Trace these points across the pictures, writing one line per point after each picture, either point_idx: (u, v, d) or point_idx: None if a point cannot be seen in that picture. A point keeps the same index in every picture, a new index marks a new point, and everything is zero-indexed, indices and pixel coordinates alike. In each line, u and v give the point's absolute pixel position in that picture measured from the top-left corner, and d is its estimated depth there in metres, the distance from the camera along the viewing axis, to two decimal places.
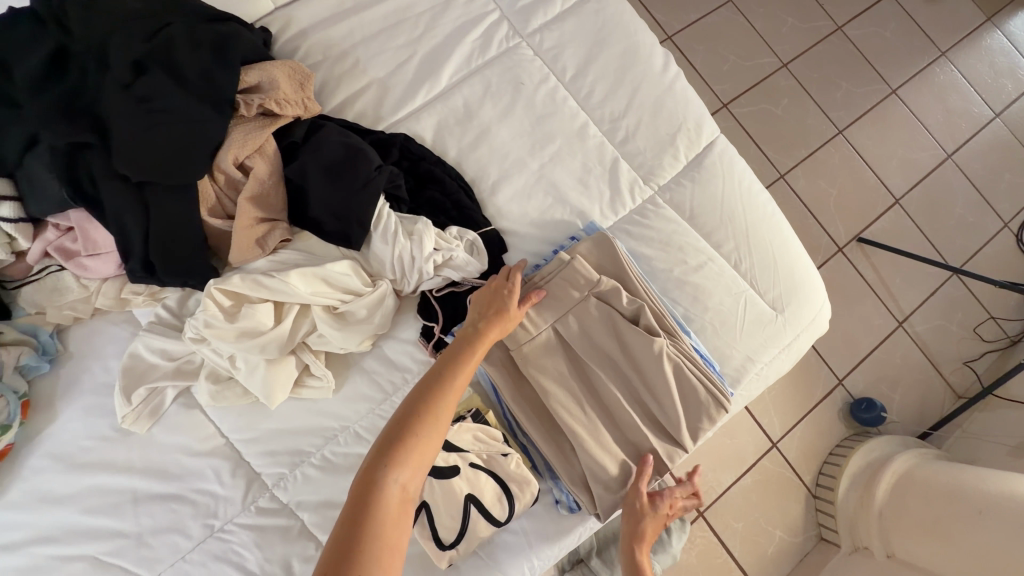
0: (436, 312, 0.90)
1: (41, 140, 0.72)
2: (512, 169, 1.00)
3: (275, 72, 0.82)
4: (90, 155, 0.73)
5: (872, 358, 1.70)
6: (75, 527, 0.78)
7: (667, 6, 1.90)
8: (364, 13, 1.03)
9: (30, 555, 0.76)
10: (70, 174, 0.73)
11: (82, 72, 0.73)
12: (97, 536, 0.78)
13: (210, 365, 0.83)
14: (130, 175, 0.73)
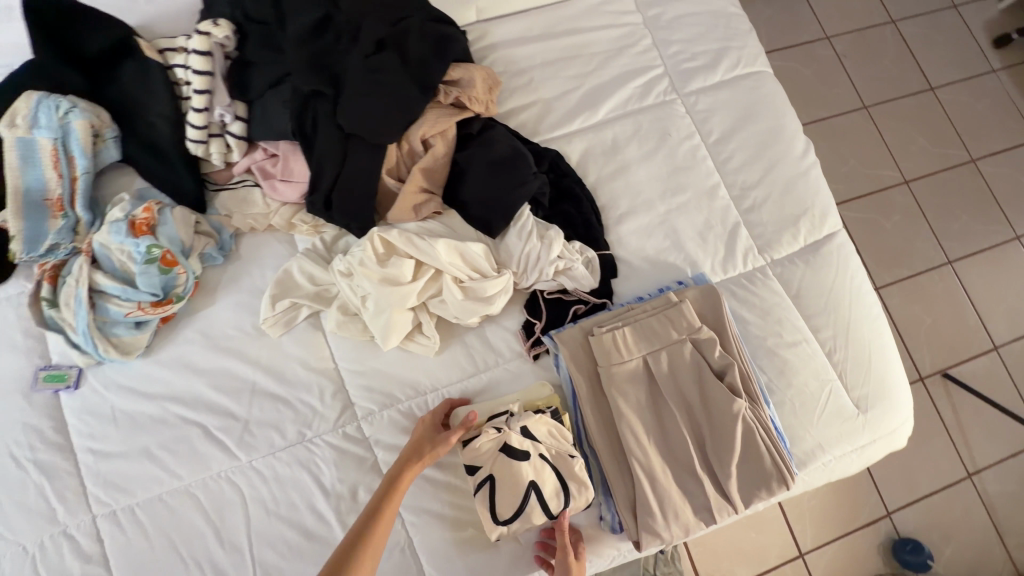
0: (541, 311, 0.99)
1: (288, 82, 0.88)
2: (640, 206, 1.08)
3: (476, 73, 0.95)
4: (318, 103, 0.88)
5: (929, 500, 1.61)
6: (200, 398, 0.90)
7: (799, 99, 1.96)
8: (549, 42, 1.16)
9: (159, 408, 0.89)
10: (300, 114, 0.88)
11: (335, 38, 0.89)
12: (214, 410, 0.90)
13: (344, 298, 0.95)
14: (344, 126, 0.87)
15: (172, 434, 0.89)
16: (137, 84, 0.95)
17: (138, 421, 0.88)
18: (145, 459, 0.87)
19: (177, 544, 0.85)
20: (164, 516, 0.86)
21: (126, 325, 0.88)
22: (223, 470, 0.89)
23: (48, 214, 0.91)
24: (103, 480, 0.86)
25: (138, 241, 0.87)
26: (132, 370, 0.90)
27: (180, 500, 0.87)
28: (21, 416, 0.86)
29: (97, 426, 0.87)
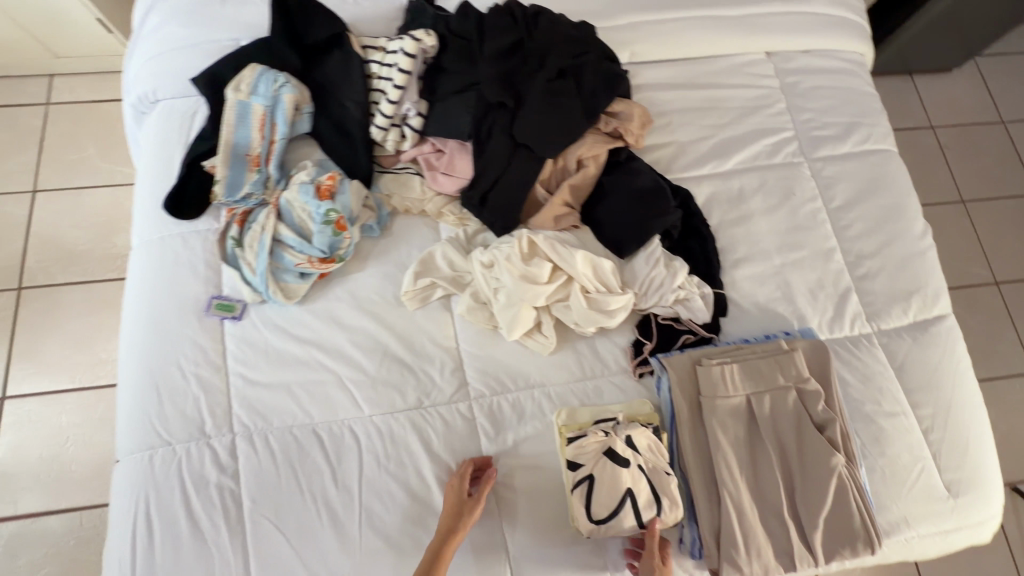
0: (652, 334, 1.05)
1: (475, 92, 1.01)
2: (758, 255, 1.13)
3: (635, 109, 1.04)
4: (497, 114, 1.00)
5: None
6: (339, 350, 1.01)
7: None
8: (691, 91, 1.25)
9: (305, 351, 1.00)
10: (480, 120, 1.00)
11: (523, 60, 1.01)
12: (349, 363, 1.00)
13: (477, 287, 1.05)
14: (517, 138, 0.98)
15: (311, 377, 0.99)
16: (338, 71, 1.10)
17: (286, 359, 0.99)
18: (285, 393, 0.98)
19: (299, 476, 0.94)
20: (292, 448, 0.95)
21: (294, 273, 1.00)
22: (347, 418, 0.98)
23: (247, 166, 1.04)
24: (248, 404, 0.97)
25: (320, 204, 1.00)
26: (288, 313, 1.01)
27: (307, 436, 0.96)
28: (192, 334, 0.99)
29: (251, 356, 0.99)
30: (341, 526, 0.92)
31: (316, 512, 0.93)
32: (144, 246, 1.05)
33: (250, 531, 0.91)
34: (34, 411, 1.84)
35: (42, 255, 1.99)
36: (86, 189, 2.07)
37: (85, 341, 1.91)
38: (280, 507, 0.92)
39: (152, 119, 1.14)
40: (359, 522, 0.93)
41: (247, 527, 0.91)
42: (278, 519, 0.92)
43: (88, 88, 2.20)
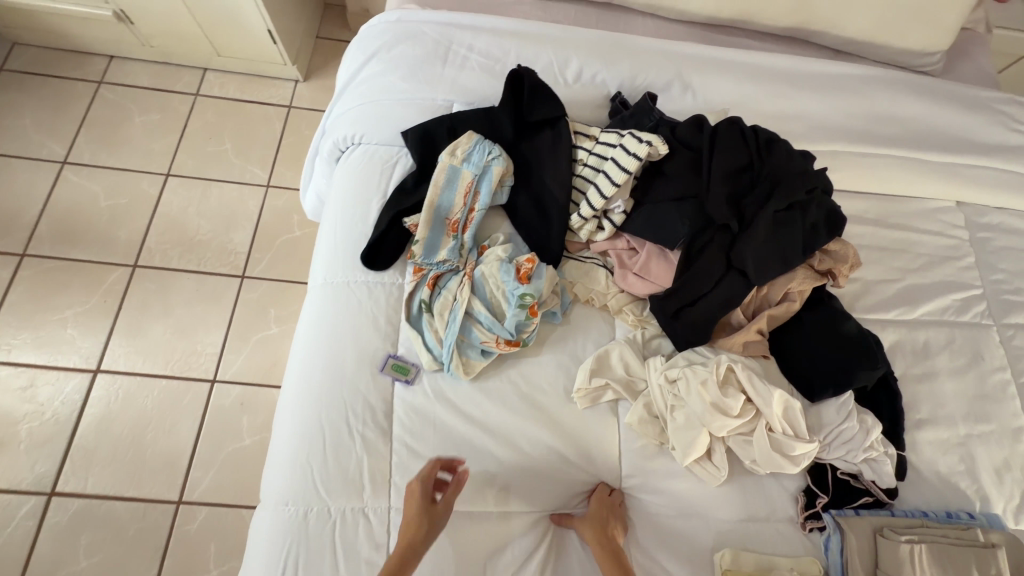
0: (828, 487, 0.98)
1: (695, 206, 1.00)
2: (942, 419, 1.07)
3: (851, 251, 1.00)
4: (715, 233, 0.99)
5: None
6: (505, 436, 0.98)
7: None
8: (882, 229, 1.22)
9: (471, 431, 0.97)
10: (695, 235, 0.99)
11: (748, 185, 1.00)
12: (514, 454, 0.97)
13: (651, 398, 1.00)
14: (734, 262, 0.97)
15: (473, 460, 0.95)
16: (547, 151, 1.10)
17: (451, 434, 0.96)
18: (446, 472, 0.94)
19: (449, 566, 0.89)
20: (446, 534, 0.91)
21: (476, 350, 0.99)
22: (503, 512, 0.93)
23: (445, 230, 1.04)
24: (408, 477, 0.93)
25: (517, 286, 0.97)
26: (461, 388, 0.99)
27: (461, 523, 0.92)
28: (364, 390, 0.97)
29: (419, 426, 0.96)
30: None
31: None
32: (327, 287, 1.05)
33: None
34: (123, 390, 1.85)
35: (163, 237, 2.05)
36: (216, 182, 2.15)
37: (185, 329, 1.94)
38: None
39: (353, 161, 1.16)
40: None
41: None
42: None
43: (237, 87, 2.31)
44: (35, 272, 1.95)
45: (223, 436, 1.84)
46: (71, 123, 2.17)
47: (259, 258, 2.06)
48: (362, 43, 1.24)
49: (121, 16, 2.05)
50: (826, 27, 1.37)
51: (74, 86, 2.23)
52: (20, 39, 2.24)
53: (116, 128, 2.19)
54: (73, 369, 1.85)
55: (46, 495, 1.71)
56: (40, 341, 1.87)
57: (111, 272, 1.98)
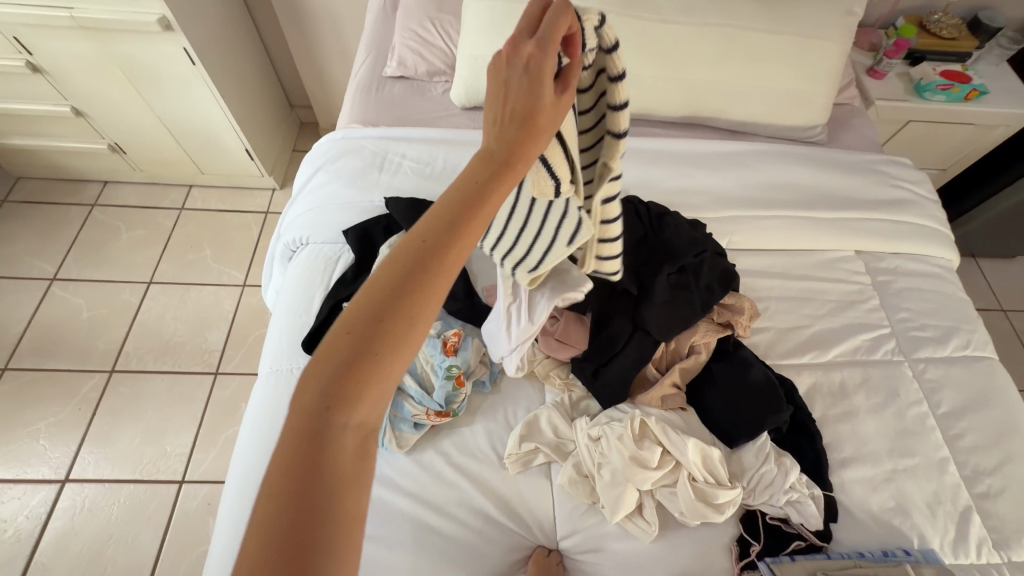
0: (760, 534, 1.00)
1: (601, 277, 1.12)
2: (867, 457, 1.11)
3: (746, 302, 1.11)
4: (621, 299, 1.10)
5: None
6: (442, 504, 1.01)
7: None
8: (787, 281, 1.33)
9: (408, 505, 1.00)
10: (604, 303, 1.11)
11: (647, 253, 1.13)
12: (449, 523, 0.99)
13: (580, 459, 1.04)
14: (641, 322, 1.05)
15: (410, 535, 0.97)
16: None
17: (389, 510, 0.99)
18: (385, 548, 0.95)
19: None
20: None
21: (409, 423, 1.04)
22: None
23: None
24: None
25: (445, 358, 1.05)
26: (399, 461, 1.04)
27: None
28: None
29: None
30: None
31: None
32: (273, 374, 1.14)
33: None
34: (89, 499, 1.84)
35: (141, 343, 2.14)
36: (195, 286, 2.29)
37: (157, 431, 1.97)
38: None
39: (301, 260, 1.30)
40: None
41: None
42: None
43: (219, 199, 2.54)
44: (13, 387, 2.01)
45: (188, 541, 1.80)
46: (63, 243, 2.36)
47: (233, 354, 2.15)
48: (311, 159, 1.43)
49: (114, 147, 2.31)
50: (716, 114, 1.59)
51: (69, 210, 2.45)
52: (24, 173, 2.50)
53: (105, 244, 2.37)
54: (41, 481, 1.86)
55: None
56: (11, 456, 1.89)
57: (88, 379, 2.05)
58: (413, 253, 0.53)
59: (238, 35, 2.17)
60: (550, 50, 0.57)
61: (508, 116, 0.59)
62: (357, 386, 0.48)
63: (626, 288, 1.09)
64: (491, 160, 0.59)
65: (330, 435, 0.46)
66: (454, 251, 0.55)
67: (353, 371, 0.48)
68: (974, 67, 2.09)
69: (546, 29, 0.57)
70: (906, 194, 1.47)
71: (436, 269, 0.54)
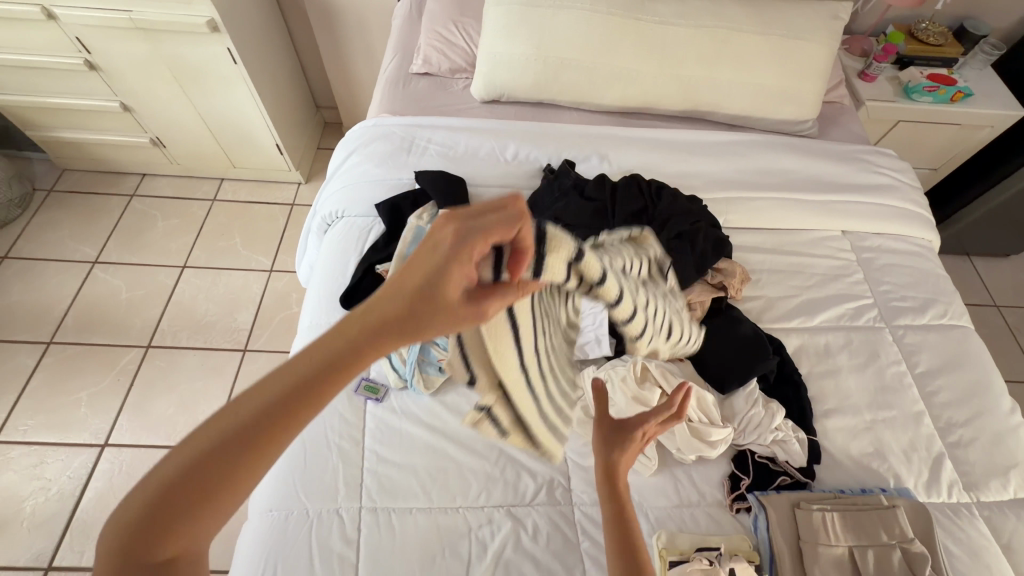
0: (750, 470, 1.10)
1: None
2: (848, 408, 1.22)
3: (738, 268, 1.23)
4: None
5: None
6: (462, 439, 1.13)
7: None
8: (778, 256, 1.46)
9: (432, 438, 1.12)
10: None
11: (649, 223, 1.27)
12: (469, 455, 1.11)
13: (587, 402, 1.17)
14: None
15: (434, 463, 1.10)
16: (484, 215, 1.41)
17: (415, 442, 1.12)
18: (412, 473, 1.08)
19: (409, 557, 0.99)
20: (407, 528, 1.02)
21: (434, 367, 1.17)
22: (461, 506, 1.06)
23: None
24: (379, 481, 1.07)
25: None
26: (425, 402, 1.16)
27: (423, 519, 1.04)
28: (340, 408, 1.14)
29: (388, 435, 1.12)
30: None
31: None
32: (313, 327, 1.27)
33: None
34: (127, 462, 1.96)
35: (175, 321, 2.29)
36: (226, 271, 2.45)
37: (190, 402, 2.10)
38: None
39: (336, 231, 1.44)
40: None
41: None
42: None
43: (248, 192, 2.71)
44: (58, 359, 2.16)
45: None
46: (103, 229, 2.52)
47: (260, 334, 2.29)
48: (346, 143, 1.59)
49: (156, 141, 2.49)
50: (715, 108, 1.73)
51: (109, 200, 2.62)
52: (69, 165, 2.68)
53: (142, 232, 2.53)
54: (82, 445, 1.99)
55: (41, 571, 1.75)
56: (54, 422, 2.02)
57: (126, 353, 2.19)
58: (275, 401, 0.51)
59: (274, 40, 2.36)
60: (473, 240, 0.50)
61: (408, 287, 0.51)
62: (182, 505, 0.50)
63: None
64: (387, 319, 0.52)
65: (163, 536, 0.49)
66: (325, 399, 0.53)
67: (190, 496, 0.50)
68: (959, 72, 2.23)
69: (481, 222, 0.50)
70: (889, 181, 1.60)
71: (299, 418, 0.53)
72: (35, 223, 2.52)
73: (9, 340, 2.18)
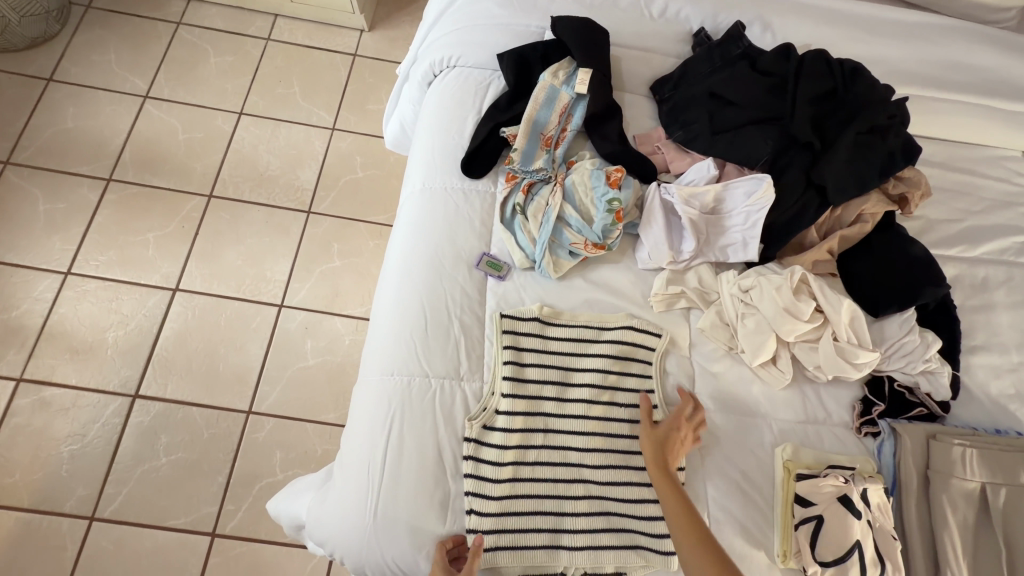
0: (886, 396, 1.05)
1: (780, 130, 1.10)
2: (995, 347, 1.13)
3: (923, 179, 1.09)
4: (800, 151, 1.08)
5: None
6: (593, 334, 1.04)
7: None
8: (947, 172, 1.27)
9: (563, 331, 1.04)
10: (780, 155, 1.09)
11: (832, 112, 1.10)
12: (601, 351, 1.03)
13: (723, 307, 1.08)
14: (819, 179, 1.06)
15: (564, 357, 1.03)
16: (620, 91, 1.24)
17: (545, 332, 1.03)
18: (542, 364, 1.01)
19: (535, 444, 0.97)
20: (534, 417, 0.99)
21: (565, 251, 1.08)
22: (588, 402, 1.00)
23: (539, 144, 1.13)
24: (508, 366, 1.00)
25: (607, 191, 1.07)
26: (549, 284, 1.08)
27: (548, 408, 0.99)
28: (460, 282, 1.07)
29: (517, 321, 1.03)
30: (558, 498, 0.95)
31: (542, 478, 0.96)
32: (425, 191, 1.15)
33: (486, 481, 0.95)
34: (199, 307, 1.98)
35: (236, 172, 2.17)
36: (286, 123, 2.26)
37: (257, 256, 2.07)
38: (519, 466, 0.96)
39: (448, 82, 1.25)
40: (572, 501, 0.96)
41: (480, 474, 0.95)
42: (510, 478, 0.95)
43: (305, 34, 2.41)
44: (119, 198, 2.08)
45: (288, 356, 1.96)
46: (152, 59, 2.29)
47: (324, 196, 2.18)
48: None
49: None
50: None
51: (155, 26, 2.35)
52: None
53: (193, 68, 2.30)
54: (154, 286, 1.99)
55: (129, 398, 1.85)
56: (124, 261, 2.01)
57: (188, 200, 2.11)
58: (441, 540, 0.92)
59: None
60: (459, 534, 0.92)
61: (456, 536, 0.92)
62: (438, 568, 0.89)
63: (810, 142, 1.08)
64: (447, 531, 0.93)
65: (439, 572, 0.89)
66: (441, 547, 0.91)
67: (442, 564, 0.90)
68: None
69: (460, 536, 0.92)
70: None
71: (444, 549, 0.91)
72: (77, 43, 2.28)
73: (69, 171, 2.09)
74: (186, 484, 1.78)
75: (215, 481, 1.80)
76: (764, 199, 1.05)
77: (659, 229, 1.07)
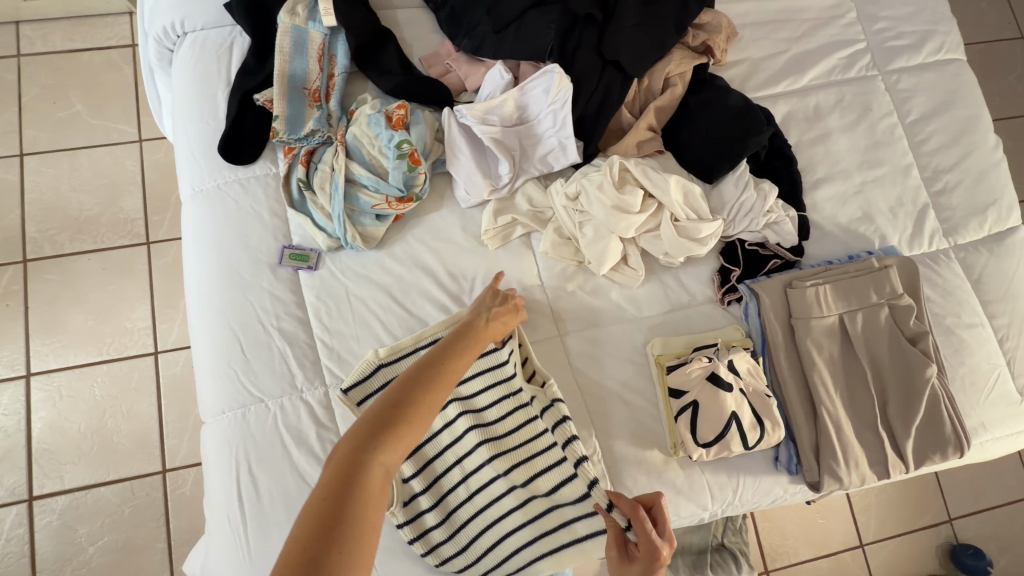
0: (739, 260, 1.02)
1: (562, 9, 0.99)
2: (837, 175, 1.10)
3: (724, 20, 1.04)
4: (588, 29, 1.00)
5: (999, 513, 1.61)
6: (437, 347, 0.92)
7: (984, 64, 1.76)
8: (762, 3, 1.18)
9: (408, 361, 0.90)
10: (568, 37, 0.99)
11: None
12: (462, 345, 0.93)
13: (559, 223, 1.00)
14: (611, 53, 0.97)
15: None
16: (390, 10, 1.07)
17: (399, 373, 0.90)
18: None
19: (460, 479, 0.91)
20: (439, 458, 0.91)
21: (371, 216, 0.95)
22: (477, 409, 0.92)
23: (307, 101, 0.97)
24: None
25: (392, 134, 0.93)
26: (367, 256, 0.96)
27: (445, 443, 0.91)
28: (269, 287, 0.93)
29: (363, 385, 0.88)
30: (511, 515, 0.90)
31: (486, 503, 0.90)
32: (199, 194, 0.97)
33: (443, 547, 0.89)
34: (64, 385, 1.66)
35: (45, 223, 1.76)
36: (82, 149, 1.82)
37: (105, 308, 1.72)
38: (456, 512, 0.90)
39: (186, 55, 1.02)
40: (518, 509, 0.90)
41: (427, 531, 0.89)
42: (464, 520, 0.90)
43: (64, 35, 1.87)
44: None
45: (184, 401, 1.70)
46: None
47: (160, 220, 1.80)
48: None
49: None
50: None
51: None
52: None
53: None
54: (1, 380, 1.65)
55: (25, 502, 1.58)
56: None
57: (2, 272, 1.71)
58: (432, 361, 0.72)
59: None
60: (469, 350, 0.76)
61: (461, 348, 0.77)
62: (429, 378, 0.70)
63: (590, 13, 0.99)
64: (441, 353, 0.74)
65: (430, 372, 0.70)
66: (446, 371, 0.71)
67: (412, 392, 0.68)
68: None
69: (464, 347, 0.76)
70: None
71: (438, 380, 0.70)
72: None
73: None
74: (124, 565, 1.57)
75: (156, 548, 1.60)
76: (562, 91, 0.95)
77: (465, 159, 0.95)
